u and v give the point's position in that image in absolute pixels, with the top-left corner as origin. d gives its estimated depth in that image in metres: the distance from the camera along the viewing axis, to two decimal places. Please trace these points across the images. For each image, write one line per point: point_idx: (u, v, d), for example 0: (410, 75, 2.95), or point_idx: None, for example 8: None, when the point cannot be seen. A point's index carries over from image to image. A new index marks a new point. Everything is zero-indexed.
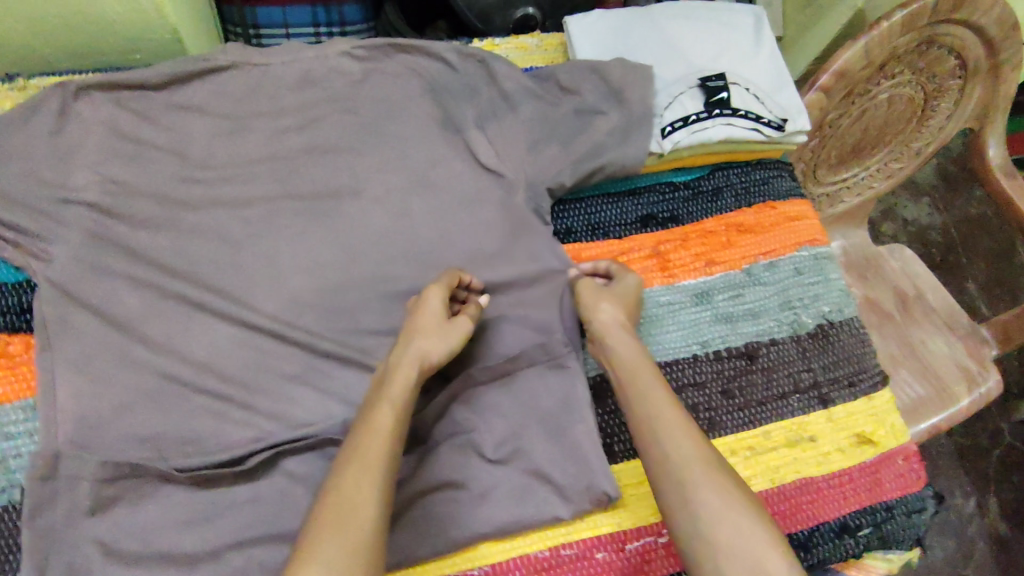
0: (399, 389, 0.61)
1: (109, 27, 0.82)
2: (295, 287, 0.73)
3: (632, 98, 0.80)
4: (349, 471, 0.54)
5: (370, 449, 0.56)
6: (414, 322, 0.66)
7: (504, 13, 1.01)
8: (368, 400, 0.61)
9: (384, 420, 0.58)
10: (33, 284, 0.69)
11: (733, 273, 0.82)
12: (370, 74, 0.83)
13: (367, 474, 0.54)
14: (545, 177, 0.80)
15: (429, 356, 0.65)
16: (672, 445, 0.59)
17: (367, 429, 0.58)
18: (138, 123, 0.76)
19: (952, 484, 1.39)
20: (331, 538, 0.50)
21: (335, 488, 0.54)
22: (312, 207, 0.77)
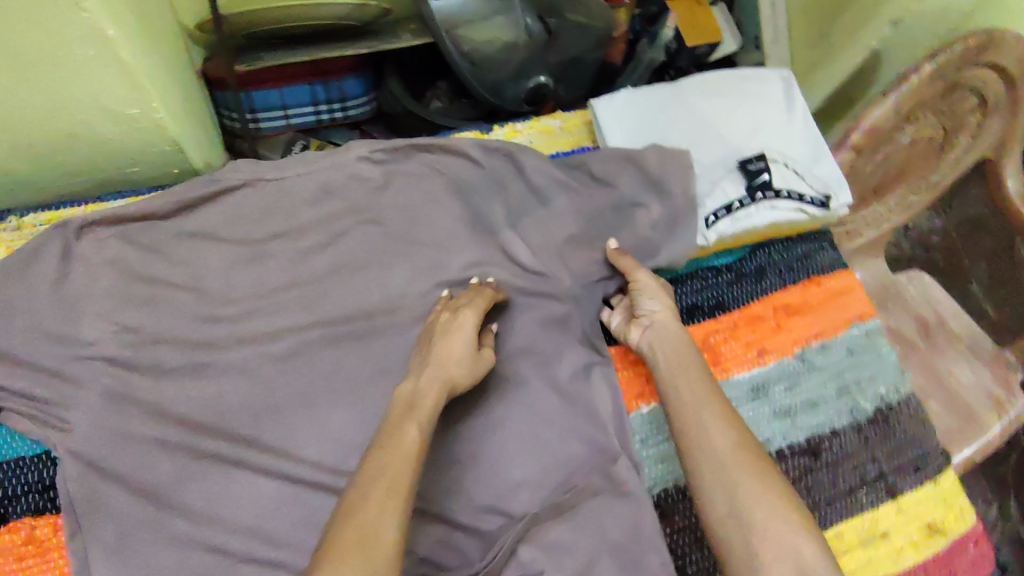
0: (428, 411, 0.60)
1: (103, 145, 0.75)
2: (336, 426, 0.69)
3: (673, 190, 0.77)
4: (373, 496, 0.51)
5: (396, 466, 0.54)
6: (445, 339, 0.66)
7: (516, 85, 0.97)
8: (395, 416, 0.59)
9: (410, 445, 0.56)
10: (55, 457, 0.66)
11: (787, 360, 0.78)
12: (392, 178, 0.78)
13: (391, 497, 0.51)
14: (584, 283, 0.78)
15: (456, 380, 0.65)
16: (714, 432, 0.61)
17: (397, 448, 0.55)
18: (150, 260, 0.72)
19: (973, 493, 1.31)
20: (359, 554, 0.47)
21: (356, 510, 0.50)
22: (345, 332, 0.73)
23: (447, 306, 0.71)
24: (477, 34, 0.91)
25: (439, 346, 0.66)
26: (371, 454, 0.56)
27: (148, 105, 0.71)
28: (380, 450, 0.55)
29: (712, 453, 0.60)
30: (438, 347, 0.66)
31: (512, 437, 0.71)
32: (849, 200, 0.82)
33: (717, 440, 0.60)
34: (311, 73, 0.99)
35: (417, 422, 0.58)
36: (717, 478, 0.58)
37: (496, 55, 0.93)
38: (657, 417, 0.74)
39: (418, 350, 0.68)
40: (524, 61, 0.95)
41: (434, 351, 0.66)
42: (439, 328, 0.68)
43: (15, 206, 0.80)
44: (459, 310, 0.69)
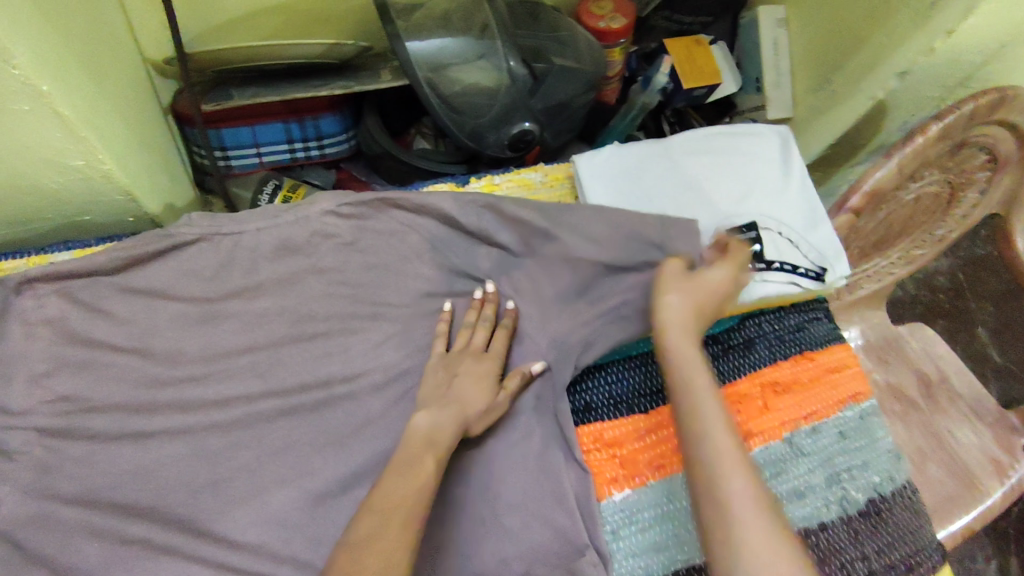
0: (447, 448, 0.61)
1: (47, 194, 0.71)
2: (279, 507, 0.63)
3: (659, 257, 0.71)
4: (387, 526, 0.53)
5: (407, 495, 0.55)
6: (470, 374, 0.68)
7: (497, 131, 0.92)
8: (412, 445, 0.60)
9: (426, 474, 0.58)
10: None
11: (774, 444, 0.73)
12: (361, 233, 0.74)
13: (396, 524, 0.53)
14: (558, 349, 0.72)
15: (472, 419, 0.66)
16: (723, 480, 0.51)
17: (409, 477, 0.57)
18: (92, 319, 0.68)
19: (974, 552, 1.24)
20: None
21: (360, 538, 0.52)
22: (298, 402, 0.67)
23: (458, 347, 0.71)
24: (459, 77, 0.86)
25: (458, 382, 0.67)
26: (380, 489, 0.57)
27: (93, 156, 0.67)
28: (387, 484, 0.56)
29: (716, 504, 0.50)
30: (457, 388, 0.67)
31: (468, 523, 0.65)
32: (848, 272, 0.76)
33: (734, 495, 0.50)
34: (286, 111, 0.95)
35: (437, 454, 0.60)
36: (722, 539, 0.49)
37: (477, 100, 0.88)
38: (631, 504, 0.68)
39: (429, 384, 0.67)
40: (507, 106, 0.89)
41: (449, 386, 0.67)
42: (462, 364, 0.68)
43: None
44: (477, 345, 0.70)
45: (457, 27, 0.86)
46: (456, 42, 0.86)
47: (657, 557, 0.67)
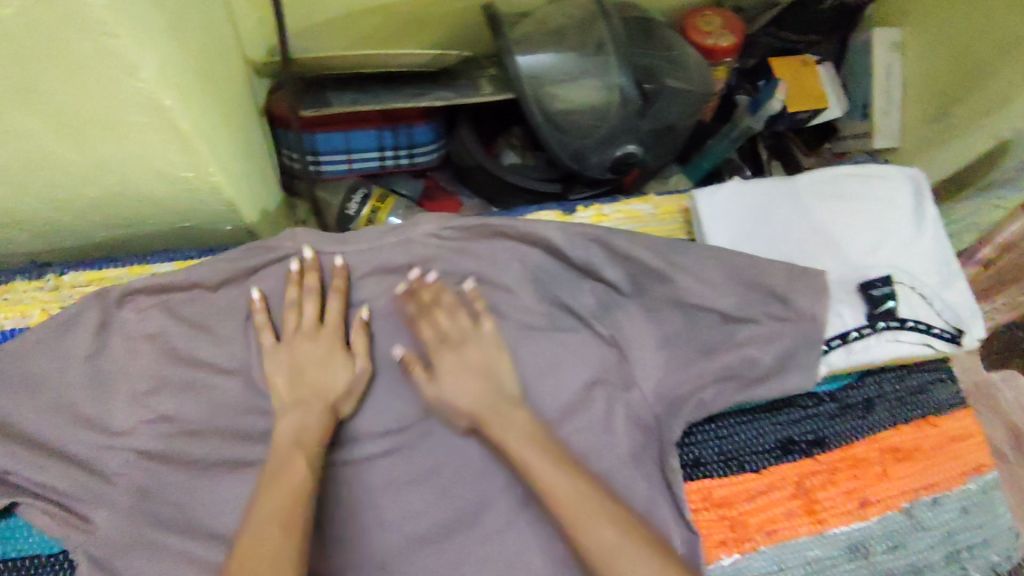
0: (317, 440, 0.60)
1: (149, 200, 0.69)
2: (381, 549, 0.62)
3: (784, 310, 0.67)
4: (266, 533, 0.53)
5: (281, 500, 0.55)
6: (309, 363, 0.63)
7: (601, 153, 0.87)
8: (276, 453, 0.59)
9: (294, 479, 0.57)
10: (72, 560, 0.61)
11: (892, 515, 0.69)
12: (464, 258, 0.69)
13: (282, 519, 0.54)
14: (671, 399, 0.68)
15: (336, 398, 0.64)
16: (597, 530, 0.55)
17: (282, 482, 0.56)
18: (187, 336, 0.64)
19: None
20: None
21: (253, 548, 0.52)
22: (399, 441, 0.66)
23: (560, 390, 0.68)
24: (568, 96, 0.82)
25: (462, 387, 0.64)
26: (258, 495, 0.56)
27: (200, 166, 0.64)
28: (261, 496, 0.56)
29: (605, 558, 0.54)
30: (308, 378, 0.63)
31: None
32: (984, 334, 0.71)
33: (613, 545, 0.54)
34: (380, 119, 0.93)
35: (304, 453, 0.59)
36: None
37: (584, 120, 0.83)
38: (742, 571, 0.65)
39: (275, 388, 0.63)
40: (615, 128, 0.84)
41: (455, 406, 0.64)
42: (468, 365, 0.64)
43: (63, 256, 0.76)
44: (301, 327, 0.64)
45: (570, 45, 0.82)
46: (568, 60, 0.81)
47: None
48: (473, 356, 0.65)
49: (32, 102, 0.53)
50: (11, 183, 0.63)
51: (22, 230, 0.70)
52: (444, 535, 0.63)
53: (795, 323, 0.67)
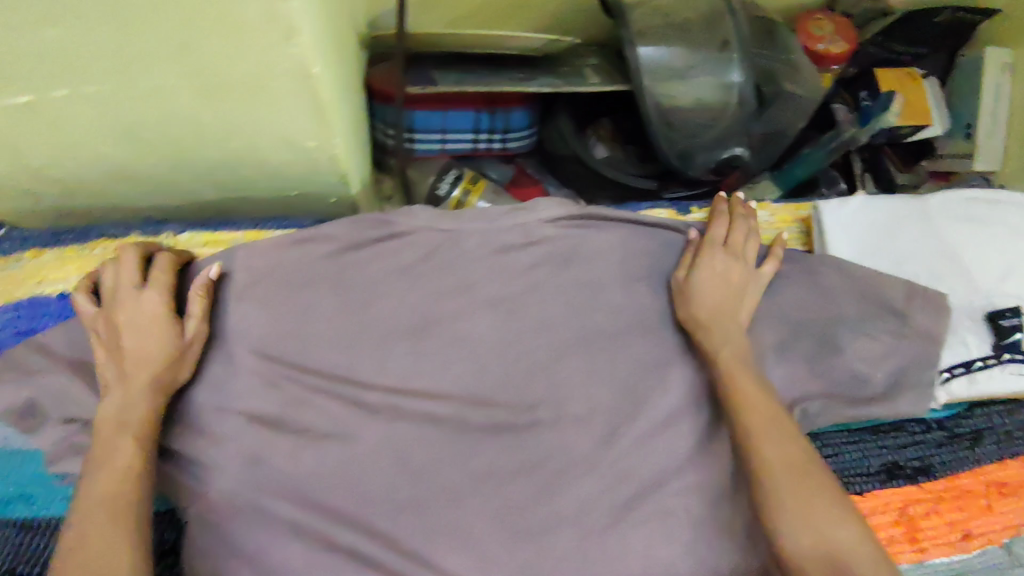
0: (146, 422, 0.57)
1: (266, 165, 0.69)
2: (482, 538, 0.61)
3: (904, 328, 0.66)
4: (91, 521, 0.50)
5: (110, 486, 0.52)
6: (128, 329, 0.58)
7: (709, 152, 0.85)
8: (100, 431, 0.55)
9: (124, 461, 0.54)
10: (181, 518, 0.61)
11: (994, 550, 0.67)
12: (578, 249, 0.69)
13: (115, 509, 0.51)
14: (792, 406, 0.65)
15: (160, 370, 0.58)
16: (768, 449, 0.58)
17: (109, 468, 0.53)
18: (304, 302, 0.64)
19: None
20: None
21: (83, 538, 0.49)
22: (505, 429, 0.64)
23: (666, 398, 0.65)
24: (684, 93, 0.80)
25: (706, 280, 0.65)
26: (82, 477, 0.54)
27: (325, 136, 0.64)
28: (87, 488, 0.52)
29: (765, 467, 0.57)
30: (130, 350, 0.58)
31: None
32: None
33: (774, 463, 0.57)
34: (481, 100, 0.92)
35: (132, 434, 0.55)
36: (768, 506, 0.56)
37: (697, 119, 0.81)
38: None
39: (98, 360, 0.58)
40: (726, 129, 0.83)
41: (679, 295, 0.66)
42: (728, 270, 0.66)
43: (181, 215, 0.78)
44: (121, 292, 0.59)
45: (694, 41, 0.80)
46: (690, 54, 0.80)
47: None
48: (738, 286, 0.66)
49: (180, 61, 0.52)
50: (137, 137, 0.62)
51: (145, 186, 0.71)
52: (544, 531, 0.61)
53: (913, 341, 0.66)
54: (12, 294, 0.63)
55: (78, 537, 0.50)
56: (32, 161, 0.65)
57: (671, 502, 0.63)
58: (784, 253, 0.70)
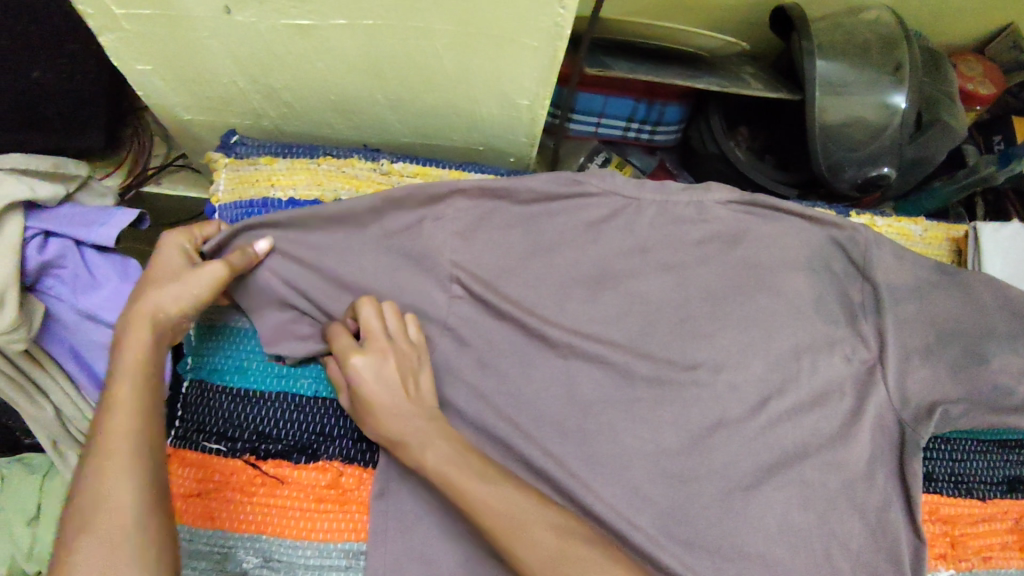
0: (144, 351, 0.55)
1: (473, 115, 0.76)
2: (638, 477, 0.66)
3: None
4: (92, 462, 0.48)
5: (111, 433, 0.50)
6: (148, 280, 0.59)
7: (859, 168, 0.89)
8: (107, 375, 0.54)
9: (126, 396, 0.52)
10: None
11: None
12: (747, 233, 0.74)
13: (117, 455, 0.49)
14: (932, 405, 0.70)
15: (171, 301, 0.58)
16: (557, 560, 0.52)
17: (106, 414, 0.51)
18: (500, 241, 0.71)
19: None
20: (91, 531, 0.45)
21: (84, 485, 0.47)
22: (665, 383, 0.69)
23: (808, 385, 0.71)
24: (849, 107, 0.86)
25: (381, 375, 0.62)
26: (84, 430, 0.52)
27: (541, 96, 0.71)
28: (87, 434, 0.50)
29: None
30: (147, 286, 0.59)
31: (801, 547, 0.66)
32: None
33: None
34: (641, 91, 0.97)
35: (130, 367, 0.54)
36: None
37: (857, 134, 0.87)
38: None
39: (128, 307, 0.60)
40: (882, 148, 0.88)
41: (368, 399, 0.61)
42: (386, 371, 0.62)
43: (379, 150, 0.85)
44: (154, 253, 0.61)
45: (871, 61, 0.86)
46: (859, 73, 0.85)
47: None
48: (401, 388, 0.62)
49: (457, 7, 0.59)
50: (378, 73, 0.70)
51: (356, 119, 0.79)
52: (695, 480, 0.67)
53: None
54: (247, 193, 0.72)
55: (81, 481, 0.48)
56: (275, 83, 0.73)
57: (810, 474, 0.68)
58: (937, 266, 0.75)
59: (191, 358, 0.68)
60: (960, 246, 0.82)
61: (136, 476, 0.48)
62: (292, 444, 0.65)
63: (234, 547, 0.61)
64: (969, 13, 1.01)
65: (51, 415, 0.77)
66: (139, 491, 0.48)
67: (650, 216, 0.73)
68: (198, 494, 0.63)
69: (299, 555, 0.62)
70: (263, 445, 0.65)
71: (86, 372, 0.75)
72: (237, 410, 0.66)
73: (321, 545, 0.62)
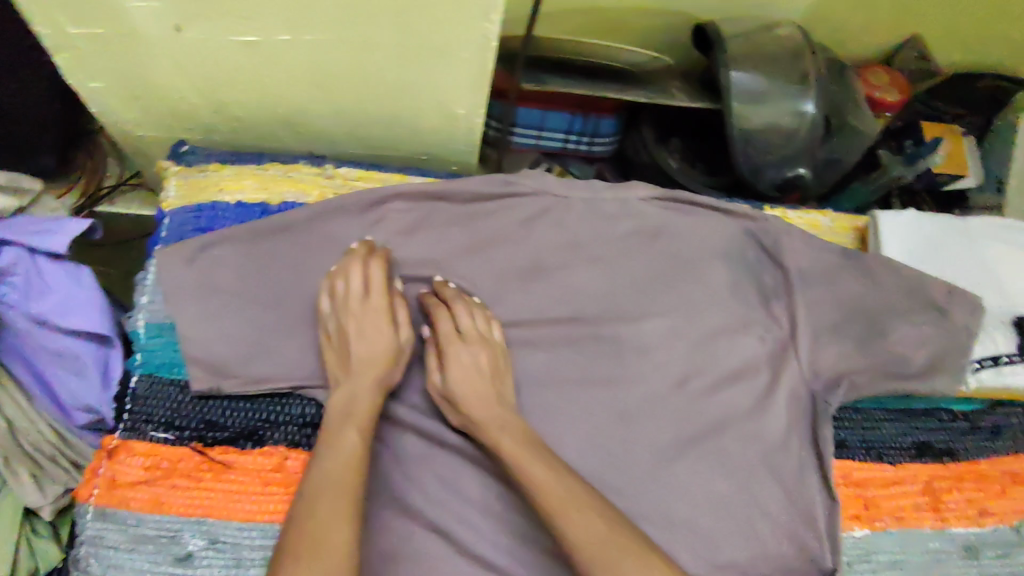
0: (366, 413, 0.64)
1: (414, 126, 0.83)
2: (570, 451, 0.71)
3: (954, 320, 0.77)
4: (321, 499, 0.57)
5: (346, 480, 0.59)
6: (385, 356, 0.68)
7: (777, 170, 0.97)
8: (331, 427, 0.63)
9: (352, 448, 0.61)
10: (300, 395, 0.70)
11: (1004, 527, 0.77)
12: (668, 227, 0.80)
13: (343, 506, 0.57)
14: (839, 375, 0.76)
15: (383, 365, 0.67)
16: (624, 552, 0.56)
17: (341, 464, 0.60)
18: (439, 239, 0.76)
19: None
20: (316, 562, 0.53)
21: (313, 517, 0.56)
22: (592, 364, 0.74)
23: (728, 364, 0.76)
24: (766, 114, 0.93)
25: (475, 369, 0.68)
26: (312, 465, 0.61)
27: (474, 107, 0.78)
28: (320, 475, 0.59)
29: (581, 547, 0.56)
30: (357, 349, 0.67)
31: (725, 513, 0.70)
32: None
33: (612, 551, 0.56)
34: (577, 105, 1.04)
35: (357, 426, 0.63)
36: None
37: (773, 138, 0.94)
38: (870, 545, 0.73)
39: (329, 362, 0.68)
40: (796, 151, 0.95)
41: (463, 375, 0.67)
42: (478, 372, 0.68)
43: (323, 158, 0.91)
44: (379, 324, 0.68)
45: (783, 71, 0.93)
46: (775, 82, 0.93)
47: None
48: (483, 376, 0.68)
49: (398, 22, 0.66)
50: (324, 86, 0.75)
51: (304, 130, 0.84)
52: (623, 453, 0.71)
53: (950, 332, 0.76)
54: (196, 199, 0.75)
55: (308, 510, 0.56)
56: (225, 96, 0.78)
57: (731, 446, 0.73)
58: (843, 252, 0.80)
59: (139, 353, 0.69)
60: (864, 235, 0.88)
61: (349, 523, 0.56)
62: (238, 431, 0.67)
63: (181, 530, 0.63)
64: (872, 31, 1.11)
65: (5, 428, 0.72)
66: (351, 534, 0.55)
67: (578, 212, 0.79)
68: (145, 481, 0.64)
69: (245, 537, 0.64)
70: (210, 433, 0.67)
71: (37, 378, 0.76)
72: (183, 401, 0.68)
73: (267, 527, 0.65)
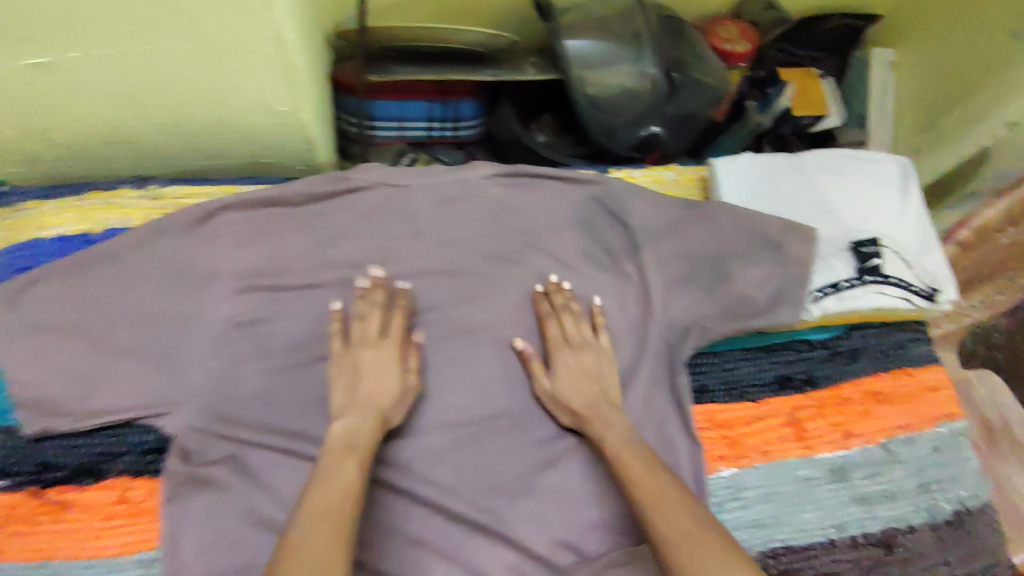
0: (369, 445, 0.63)
1: (244, 131, 0.81)
2: (429, 435, 0.71)
3: (791, 254, 0.79)
4: (324, 525, 0.53)
5: (337, 503, 0.56)
6: (380, 389, 0.68)
7: (630, 130, 0.98)
8: (333, 455, 0.60)
9: (349, 476, 0.59)
10: (134, 424, 0.70)
11: (871, 447, 0.79)
12: (512, 202, 0.80)
13: (334, 530, 0.53)
14: (689, 325, 0.77)
15: (387, 407, 0.67)
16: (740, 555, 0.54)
17: (337, 488, 0.57)
18: (274, 243, 0.74)
19: None
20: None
21: (305, 540, 0.52)
22: (446, 346, 0.74)
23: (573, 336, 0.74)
24: (607, 77, 0.94)
25: (580, 365, 0.73)
26: (307, 494, 0.57)
27: (297, 104, 0.78)
28: (317, 500, 0.56)
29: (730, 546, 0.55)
30: (366, 385, 0.68)
31: (591, 474, 0.71)
32: (955, 296, 0.82)
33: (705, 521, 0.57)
34: (431, 91, 1.04)
35: (358, 458, 0.61)
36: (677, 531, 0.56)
37: (620, 99, 0.95)
38: (736, 482, 0.75)
39: (332, 399, 0.67)
40: (645, 109, 0.97)
41: (564, 372, 0.72)
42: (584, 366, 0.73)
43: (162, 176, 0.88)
44: (386, 364, 0.69)
45: (614, 32, 0.95)
46: (610, 44, 0.94)
47: (758, 533, 0.73)
48: (585, 364, 0.73)
49: (186, 25, 0.64)
50: (137, 101, 0.74)
51: (133, 149, 0.82)
52: (483, 430, 0.72)
53: (790, 267, 0.78)
54: (16, 239, 0.73)
55: (304, 536, 0.52)
56: (39, 126, 0.76)
57: None
58: (686, 203, 0.81)
59: None
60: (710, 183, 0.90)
61: (345, 544, 0.53)
62: (74, 468, 0.68)
63: None
64: None
65: None
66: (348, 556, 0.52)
67: (418, 198, 0.78)
68: None
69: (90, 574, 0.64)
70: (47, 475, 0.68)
71: None
72: (16, 446, 0.68)
73: (113, 561, 0.64)
